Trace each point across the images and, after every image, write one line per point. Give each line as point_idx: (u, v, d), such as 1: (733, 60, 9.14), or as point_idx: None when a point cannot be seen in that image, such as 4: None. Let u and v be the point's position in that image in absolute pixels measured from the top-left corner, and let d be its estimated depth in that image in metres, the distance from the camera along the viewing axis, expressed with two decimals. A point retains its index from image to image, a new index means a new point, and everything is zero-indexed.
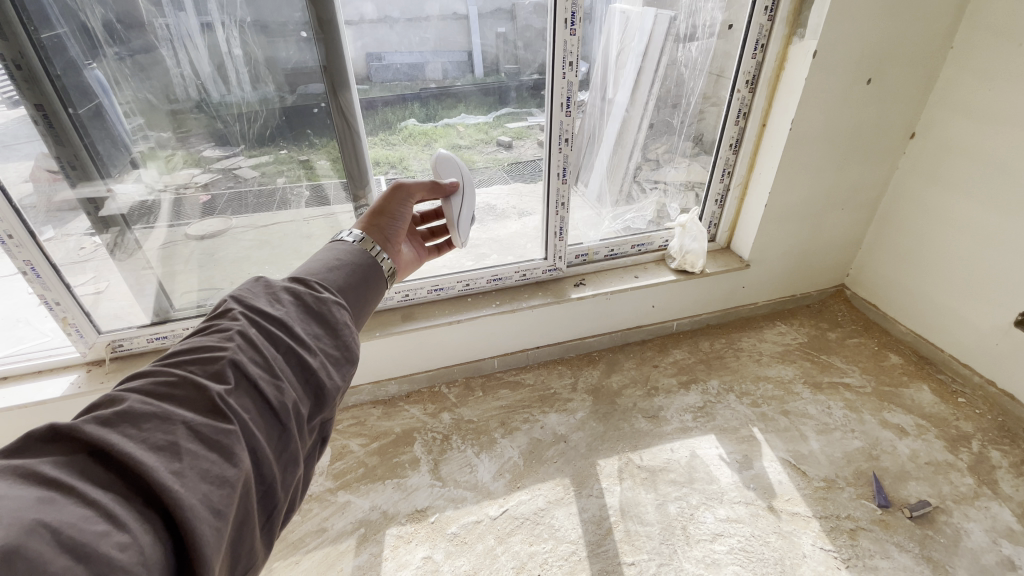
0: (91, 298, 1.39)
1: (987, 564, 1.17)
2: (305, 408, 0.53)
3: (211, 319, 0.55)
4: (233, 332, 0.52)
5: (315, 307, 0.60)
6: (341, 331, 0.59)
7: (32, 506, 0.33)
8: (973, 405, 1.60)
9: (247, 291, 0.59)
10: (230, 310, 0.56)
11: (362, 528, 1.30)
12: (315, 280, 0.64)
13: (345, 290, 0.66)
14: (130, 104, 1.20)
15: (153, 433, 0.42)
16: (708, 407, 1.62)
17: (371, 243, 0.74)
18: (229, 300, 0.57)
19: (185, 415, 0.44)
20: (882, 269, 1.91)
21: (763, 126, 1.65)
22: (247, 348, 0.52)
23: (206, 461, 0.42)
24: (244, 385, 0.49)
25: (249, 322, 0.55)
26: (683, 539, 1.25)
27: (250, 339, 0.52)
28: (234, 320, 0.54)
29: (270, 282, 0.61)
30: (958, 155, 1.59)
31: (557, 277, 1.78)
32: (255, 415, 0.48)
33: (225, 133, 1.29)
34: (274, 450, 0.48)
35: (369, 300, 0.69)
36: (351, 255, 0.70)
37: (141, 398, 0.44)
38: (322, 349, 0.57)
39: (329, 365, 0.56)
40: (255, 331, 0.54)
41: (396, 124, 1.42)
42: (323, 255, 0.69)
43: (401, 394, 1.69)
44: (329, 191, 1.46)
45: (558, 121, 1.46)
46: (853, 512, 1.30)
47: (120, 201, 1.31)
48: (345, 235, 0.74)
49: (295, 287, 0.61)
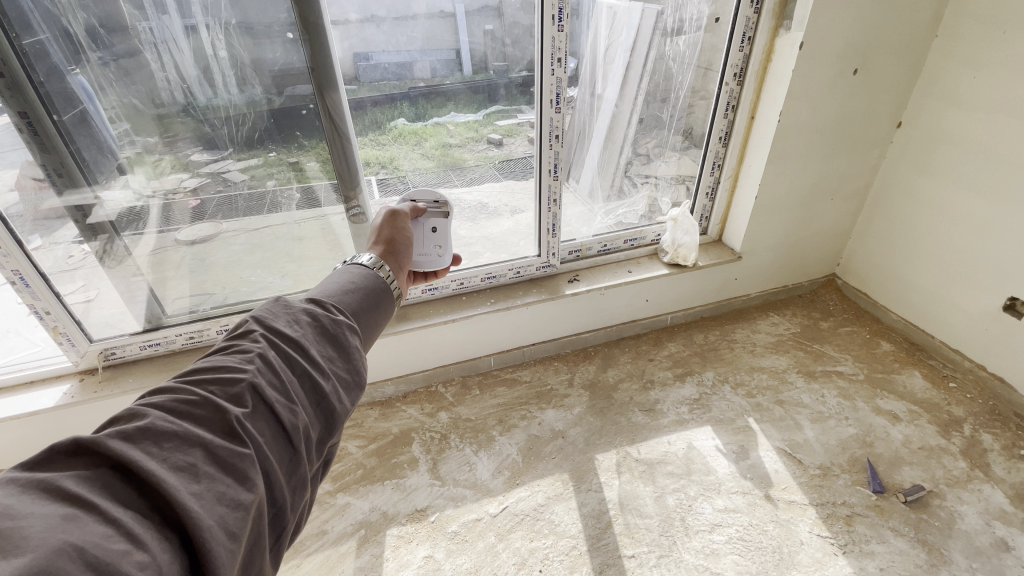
0: (81, 306, 1.38)
1: (981, 546, 1.19)
2: (315, 432, 0.53)
3: (232, 338, 0.55)
4: (253, 354, 0.52)
5: (333, 330, 0.59)
6: (355, 355, 0.59)
7: (57, 525, 0.34)
8: (964, 390, 1.62)
9: (269, 310, 0.58)
10: (251, 330, 0.55)
11: (362, 529, 1.30)
12: (331, 301, 0.63)
13: (359, 313, 0.65)
14: (114, 109, 1.18)
15: (173, 453, 0.41)
16: (704, 398, 1.64)
17: (383, 265, 0.73)
18: (249, 320, 0.56)
19: (205, 435, 0.44)
20: (873, 259, 1.93)
21: (752, 118, 1.66)
22: (267, 370, 0.51)
23: (222, 485, 0.41)
24: (263, 408, 0.49)
25: (269, 344, 0.54)
26: (682, 530, 1.26)
27: (270, 361, 0.52)
28: (255, 341, 0.54)
29: (289, 300, 0.61)
30: (947, 143, 1.60)
31: (551, 274, 1.79)
32: (270, 439, 0.47)
33: (214, 137, 1.28)
34: (285, 475, 0.48)
35: (379, 324, 0.68)
36: (365, 278, 0.69)
37: (162, 415, 0.43)
38: (336, 374, 0.56)
39: (341, 390, 0.56)
40: (275, 353, 0.54)
41: (386, 125, 1.41)
42: (338, 277, 0.69)
43: (398, 395, 1.69)
44: (319, 193, 1.46)
45: (548, 117, 1.46)
46: (848, 498, 1.32)
47: (109, 207, 1.29)
48: (359, 257, 0.73)
49: (314, 307, 0.60)
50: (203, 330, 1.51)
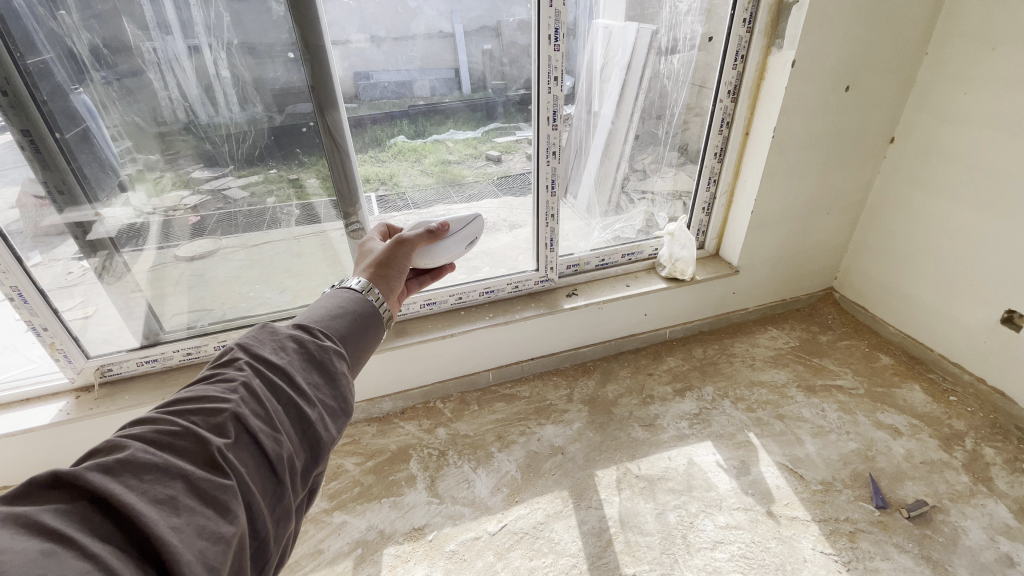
0: (79, 323, 1.37)
1: (986, 562, 1.18)
2: (300, 461, 0.52)
3: (217, 366, 0.55)
4: (237, 383, 0.52)
5: (318, 357, 0.59)
6: (341, 382, 0.59)
7: (36, 560, 0.33)
8: (965, 403, 1.62)
9: (255, 337, 0.59)
10: (236, 359, 0.55)
11: (359, 548, 1.28)
12: (318, 327, 0.63)
13: (347, 338, 0.65)
14: (116, 128, 1.20)
15: (153, 485, 0.41)
16: (704, 413, 1.63)
17: (372, 288, 0.72)
18: (234, 348, 0.56)
19: (186, 467, 0.43)
20: (870, 274, 1.94)
21: (746, 134, 1.69)
22: (250, 400, 0.51)
23: (203, 518, 0.41)
24: (245, 438, 0.48)
25: (253, 372, 0.54)
26: (683, 547, 1.24)
27: (254, 390, 0.52)
28: (239, 370, 0.54)
29: (275, 327, 0.61)
30: (939, 158, 1.62)
31: (550, 289, 1.79)
32: (252, 470, 0.47)
33: (215, 154, 1.30)
34: (268, 505, 0.48)
35: (366, 349, 0.68)
36: (353, 303, 0.68)
37: (143, 446, 0.43)
38: (322, 401, 0.56)
39: (327, 418, 0.55)
40: (259, 382, 0.53)
41: (385, 142, 1.43)
42: (326, 302, 0.68)
43: (396, 411, 1.68)
44: (319, 210, 1.47)
45: (545, 134, 1.48)
46: (851, 514, 1.30)
47: (109, 224, 1.30)
48: (348, 282, 0.73)
49: (300, 334, 0.60)
50: (201, 346, 1.50)
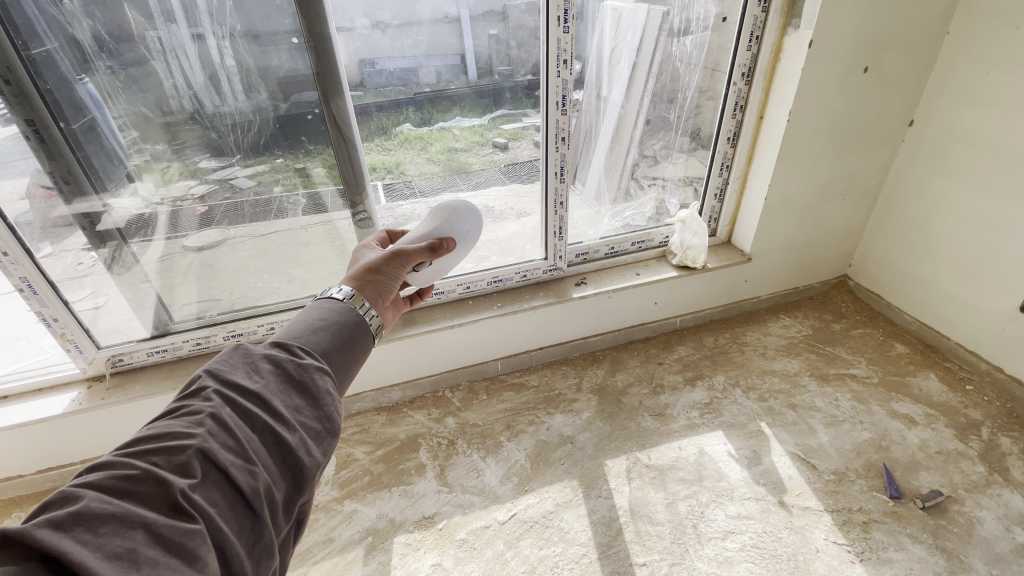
0: (90, 313, 1.38)
1: (1001, 553, 1.16)
2: (281, 492, 0.51)
3: (184, 397, 0.53)
4: (204, 415, 0.50)
5: (297, 377, 0.58)
6: (324, 402, 0.58)
7: None
8: (981, 392, 1.58)
9: (225, 362, 0.57)
10: (205, 387, 0.54)
11: (370, 537, 1.29)
12: (298, 344, 0.62)
13: (330, 354, 0.64)
14: (123, 118, 1.19)
15: (110, 538, 0.39)
16: (715, 403, 1.61)
17: (360, 299, 0.72)
18: (204, 376, 0.55)
19: (146, 515, 0.42)
20: (886, 261, 1.90)
21: (760, 118, 1.64)
22: (219, 432, 0.49)
23: (168, 568, 0.39)
24: (214, 475, 0.47)
25: (223, 402, 0.53)
26: (694, 537, 1.24)
27: (223, 422, 0.50)
28: (207, 399, 0.52)
29: (249, 348, 0.60)
30: (961, 142, 1.57)
31: (558, 277, 1.77)
32: (224, 509, 0.46)
33: (220, 144, 1.28)
34: (246, 544, 0.46)
35: (353, 363, 0.67)
36: (338, 314, 0.68)
37: (99, 495, 0.41)
38: (303, 425, 0.55)
39: (309, 442, 0.54)
40: (229, 411, 0.52)
41: (391, 130, 1.41)
42: (308, 314, 0.68)
43: (405, 400, 1.68)
44: (326, 198, 1.45)
45: (554, 120, 1.45)
46: (864, 504, 1.29)
47: (118, 215, 1.30)
48: (333, 290, 0.72)
49: (276, 354, 0.59)
50: (210, 336, 1.50)
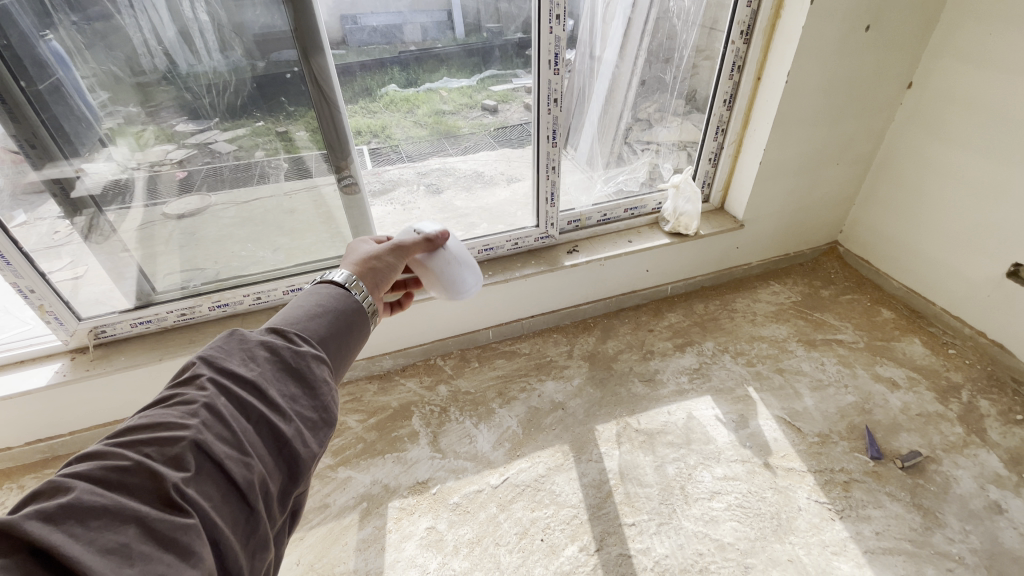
0: (69, 284, 1.34)
1: (975, 510, 1.21)
2: (276, 484, 0.50)
3: (177, 385, 0.51)
4: (198, 405, 0.48)
5: (294, 364, 0.57)
6: (320, 391, 0.57)
7: None
8: (963, 356, 1.62)
9: (220, 349, 0.55)
10: (199, 374, 0.52)
11: (365, 502, 1.30)
12: (295, 330, 0.60)
13: (327, 340, 0.63)
14: (93, 77, 1.12)
15: (102, 532, 0.38)
16: (704, 368, 1.63)
17: (360, 285, 0.70)
18: (198, 362, 0.53)
19: (138, 509, 0.40)
20: (875, 228, 1.90)
21: (758, 80, 1.60)
22: (214, 422, 0.48)
23: (162, 565, 0.38)
24: (209, 467, 0.46)
25: (218, 390, 0.51)
26: (682, 498, 1.28)
27: (218, 412, 0.49)
28: (201, 388, 0.51)
29: (245, 334, 0.57)
30: (958, 106, 1.55)
31: (550, 245, 1.74)
32: (219, 501, 0.45)
33: (196, 106, 1.22)
34: (241, 537, 0.45)
35: (351, 349, 0.66)
36: (336, 300, 0.66)
37: (89, 487, 0.40)
38: (299, 415, 0.54)
39: (305, 432, 0.53)
40: (224, 400, 0.50)
41: (376, 92, 1.35)
42: (306, 299, 0.66)
43: (397, 368, 1.68)
44: (310, 163, 1.40)
45: (546, 80, 1.38)
46: (846, 465, 1.33)
47: (92, 180, 1.24)
48: (332, 275, 0.70)
49: (272, 339, 0.58)
50: (195, 306, 1.47)
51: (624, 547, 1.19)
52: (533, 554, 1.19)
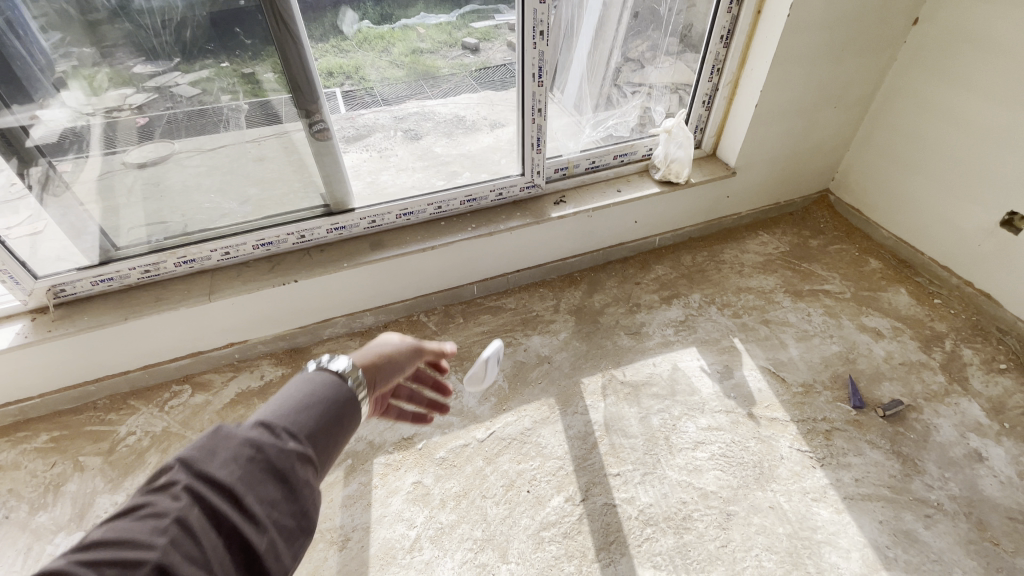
0: (27, 241, 1.23)
1: (955, 457, 1.24)
2: None
3: (141, 496, 0.42)
4: (163, 532, 0.39)
5: (280, 468, 0.47)
6: (307, 505, 0.47)
7: None
8: (948, 306, 1.62)
9: (199, 444, 0.46)
10: (169, 482, 0.43)
11: (350, 459, 1.29)
12: (285, 426, 0.51)
13: (319, 437, 0.53)
14: (45, 16, 1.01)
15: None
16: (690, 320, 1.62)
17: (358, 374, 0.61)
18: (172, 466, 0.44)
19: None
20: (869, 176, 1.85)
21: (758, 13, 1.49)
22: (179, 558, 0.38)
23: None
24: None
25: (193, 501, 0.42)
26: (666, 448, 1.29)
27: (184, 543, 0.39)
28: (170, 503, 0.41)
29: (229, 427, 0.48)
30: (964, 44, 1.47)
31: (536, 196, 1.66)
32: None
33: (154, 46, 1.09)
34: None
35: (343, 446, 0.56)
36: (331, 392, 0.56)
37: None
38: (276, 523, 0.44)
39: (286, 558, 0.44)
40: (197, 518, 0.41)
41: (347, 29, 1.22)
42: (298, 387, 0.56)
43: (378, 324, 1.63)
44: (278, 108, 1.27)
45: (530, 10, 1.26)
46: (828, 414, 1.34)
47: (46, 129, 1.13)
48: (329, 360, 0.60)
49: (258, 436, 0.48)
50: (159, 263, 1.38)
51: (609, 497, 1.20)
52: (520, 506, 1.20)
